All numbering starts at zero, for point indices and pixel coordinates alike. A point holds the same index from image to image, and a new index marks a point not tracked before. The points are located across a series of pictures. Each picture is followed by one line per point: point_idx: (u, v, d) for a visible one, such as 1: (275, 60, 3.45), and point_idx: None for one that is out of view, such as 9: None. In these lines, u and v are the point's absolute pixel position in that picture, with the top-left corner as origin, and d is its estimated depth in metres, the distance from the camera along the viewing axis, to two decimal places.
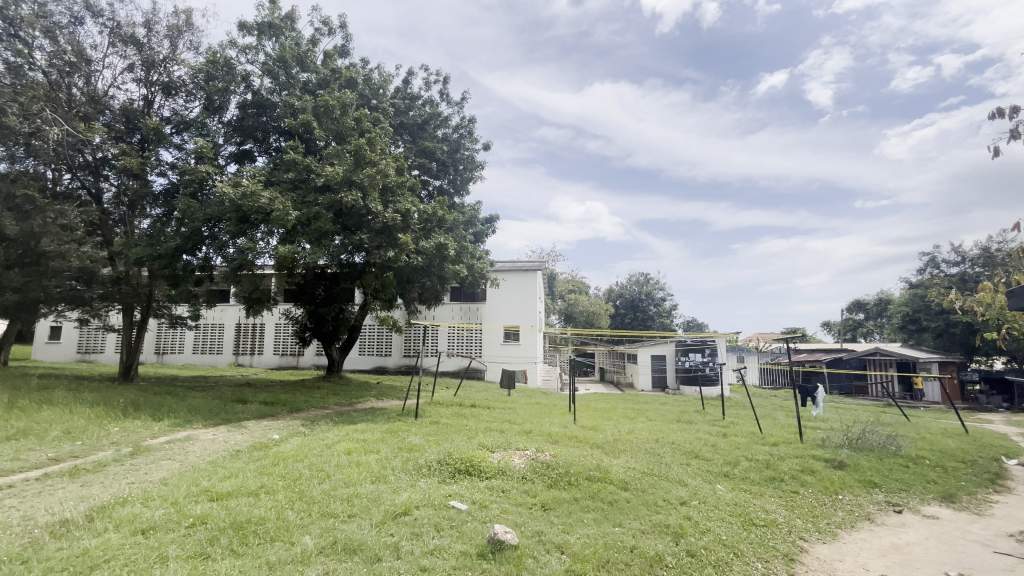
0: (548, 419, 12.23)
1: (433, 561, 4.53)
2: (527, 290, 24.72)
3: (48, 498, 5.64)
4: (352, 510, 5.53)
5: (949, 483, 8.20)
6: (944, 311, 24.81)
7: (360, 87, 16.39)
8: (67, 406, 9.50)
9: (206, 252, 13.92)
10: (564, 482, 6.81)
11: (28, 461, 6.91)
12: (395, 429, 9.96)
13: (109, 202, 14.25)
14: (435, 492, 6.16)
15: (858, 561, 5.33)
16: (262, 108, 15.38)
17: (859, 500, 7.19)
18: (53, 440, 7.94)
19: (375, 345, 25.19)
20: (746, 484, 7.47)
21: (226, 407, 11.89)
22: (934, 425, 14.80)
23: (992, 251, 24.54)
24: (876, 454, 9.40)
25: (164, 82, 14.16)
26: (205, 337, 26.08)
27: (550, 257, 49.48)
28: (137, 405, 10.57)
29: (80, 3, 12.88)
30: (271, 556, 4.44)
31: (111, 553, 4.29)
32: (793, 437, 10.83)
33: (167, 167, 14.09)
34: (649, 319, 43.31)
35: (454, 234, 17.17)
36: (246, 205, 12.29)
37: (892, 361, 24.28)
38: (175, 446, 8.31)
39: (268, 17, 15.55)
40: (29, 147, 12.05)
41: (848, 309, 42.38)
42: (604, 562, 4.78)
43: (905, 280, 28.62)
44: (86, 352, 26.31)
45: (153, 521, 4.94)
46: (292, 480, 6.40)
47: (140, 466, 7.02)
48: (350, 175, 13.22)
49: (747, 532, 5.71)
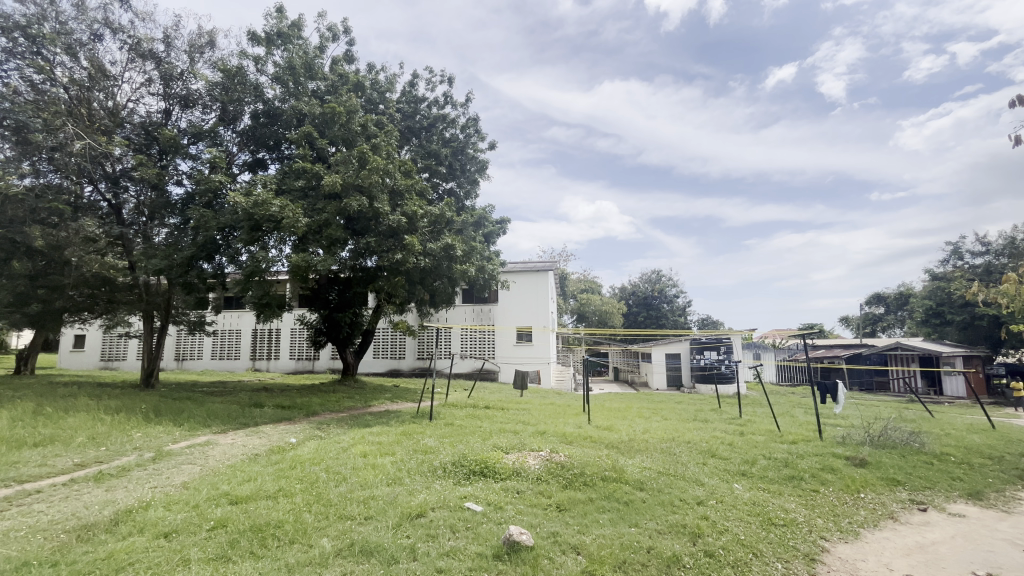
0: (562, 420, 12.20)
1: (449, 562, 4.55)
2: (539, 290, 24.77)
3: (74, 503, 5.78)
4: (369, 512, 5.58)
5: (976, 480, 8.01)
6: (968, 304, 24.33)
7: (368, 92, 16.60)
8: (90, 413, 9.71)
9: (220, 261, 14.21)
10: (579, 482, 6.79)
11: (56, 466, 7.11)
12: (410, 432, 10.02)
13: (129, 212, 14.46)
14: (451, 494, 6.19)
15: (882, 561, 5.23)
16: (272, 117, 15.58)
17: (881, 499, 7.07)
18: (79, 446, 8.16)
19: (389, 348, 25.43)
20: (764, 483, 7.38)
21: (244, 411, 12.05)
22: (959, 421, 14.43)
23: (1018, 241, 23.97)
24: (900, 451, 9.21)
25: (182, 95, 14.42)
26: (222, 343, 26.52)
27: (561, 256, 49.51)
28: (158, 411, 10.76)
29: (100, 20, 13.23)
30: (289, 558, 4.51)
31: (134, 555, 4.39)
32: (813, 435, 10.64)
33: (183, 176, 14.35)
34: (662, 317, 43.04)
35: (465, 235, 17.22)
36: (258, 213, 12.49)
37: (915, 355, 23.89)
38: (196, 450, 8.47)
39: (276, 26, 15.74)
40: (53, 161, 12.35)
41: (869, 303, 41.61)
42: (621, 563, 4.77)
43: (927, 274, 28.16)
44: (109, 360, 26.90)
45: (176, 524, 5.03)
46: (311, 482, 6.50)
47: (162, 471, 7.16)
48: (355, 180, 13.37)
49: (766, 532, 5.64)
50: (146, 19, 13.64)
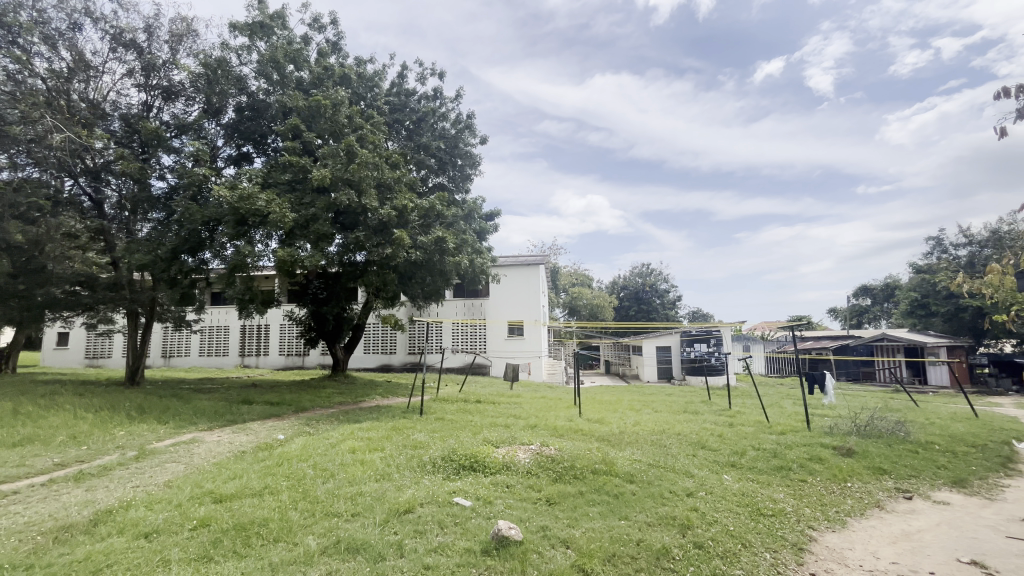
0: (553, 413, 12.16)
1: (436, 559, 4.50)
2: (531, 284, 24.73)
3: (52, 504, 5.65)
4: (356, 508, 5.51)
5: (960, 468, 8.10)
6: (952, 295, 24.68)
7: (355, 85, 16.35)
8: (71, 411, 9.52)
9: (204, 255, 13.98)
10: (569, 476, 6.77)
11: (34, 467, 6.94)
12: (400, 427, 9.95)
13: (110, 207, 14.19)
14: (440, 489, 6.13)
15: (869, 550, 5.26)
16: (257, 110, 15.31)
17: (868, 487, 7.13)
18: (59, 446, 7.99)
19: (379, 343, 25.31)
20: (754, 474, 7.41)
21: (231, 408, 11.91)
22: (943, 410, 14.62)
23: (1001, 233, 24.33)
24: (886, 440, 9.29)
25: (164, 86, 14.16)
26: (210, 339, 26.23)
27: (551, 249, 49.51)
28: (142, 409, 10.58)
29: (80, 9, 12.87)
30: (274, 557, 4.43)
31: (113, 557, 4.29)
32: (801, 426, 10.72)
33: (167, 170, 14.09)
34: (653, 311, 43.12)
35: (455, 229, 17.03)
36: (243, 207, 12.29)
37: (900, 346, 24.23)
38: (180, 448, 8.34)
39: (259, 17, 15.42)
40: (31, 154, 12.05)
41: (855, 294, 42.12)
42: (610, 556, 4.74)
43: (912, 266, 28.53)
44: (93, 357, 26.50)
45: (158, 524, 4.93)
46: (297, 480, 6.40)
47: (144, 470, 7.04)
48: (343, 173, 13.19)
49: (754, 522, 5.66)
50: (128, 8, 13.31)
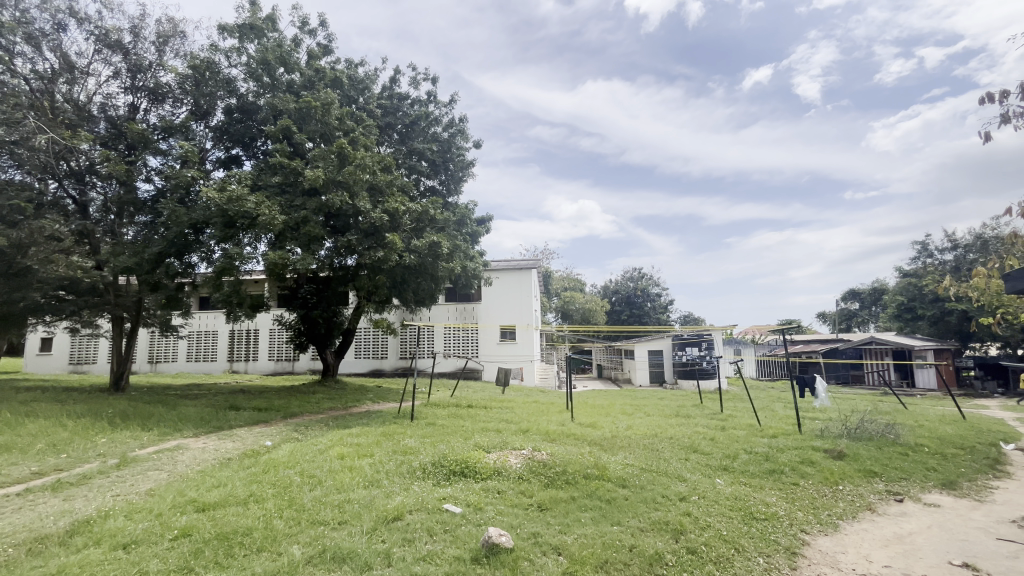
0: (545, 418, 12.06)
1: (424, 567, 4.40)
2: (523, 288, 24.68)
3: (28, 514, 5.48)
4: (343, 516, 5.39)
5: (949, 470, 8.13)
6: (939, 299, 24.94)
7: (346, 88, 16.25)
8: (51, 419, 9.29)
9: (192, 258, 13.78)
10: (561, 481, 6.69)
11: (10, 476, 6.74)
12: (390, 432, 9.81)
13: (95, 211, 13.97)
14: (429, 496, 6.03)
15: (861, 553, 5.22)
16: (246, 112, 15.16)
17: (860, 490, 7.12)
18: (37, 454, 7.79)
19: (370, 348, 25.11)
20: (746, 477, 7.37)
21: (218, 414, 11.71)
22: (932, 412, 14.72)
23: (985, 238, 24.65)
24: (876, 443, 9.31)
25: (150, 88, 13.97)
26: (198, 344, 25.88)
27: (543, 254, 49.51)
28: (125, 415, 10.36)
29: (64, 9, 12.67)
30: (256, 567, 4.30)
31: (89, 568, 4.15)
32: (792, 429, 10.71)
33: (154, 173, 13.90)
34: (644, 315, 43.22)
35: (448, 233, 16.90)
36: (232, 209, 12.16)
37: (888, 349, 24.42)
38: (164, 456, 8.15)
39: (249, 19, 15.31)
40: (13, 156, 11.82)
41: (844, 298, 42.50)
42: (603, 563, 4.66)
43: (899, 270, 28.83)
44: (78, 363, 26.06)
45: (137, 534, 4.79)
46: (283, 487, 6.27)
47: (126, 478, 6.85)
48: (334, 175, 13.09)
49: (747, 526, 5.61)
50: (114, 8, 13.14)
